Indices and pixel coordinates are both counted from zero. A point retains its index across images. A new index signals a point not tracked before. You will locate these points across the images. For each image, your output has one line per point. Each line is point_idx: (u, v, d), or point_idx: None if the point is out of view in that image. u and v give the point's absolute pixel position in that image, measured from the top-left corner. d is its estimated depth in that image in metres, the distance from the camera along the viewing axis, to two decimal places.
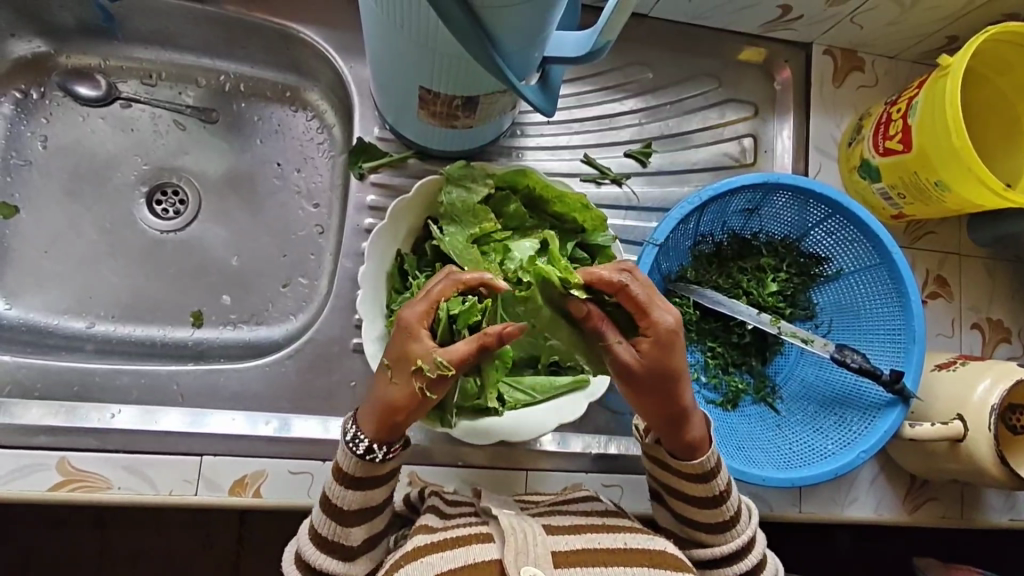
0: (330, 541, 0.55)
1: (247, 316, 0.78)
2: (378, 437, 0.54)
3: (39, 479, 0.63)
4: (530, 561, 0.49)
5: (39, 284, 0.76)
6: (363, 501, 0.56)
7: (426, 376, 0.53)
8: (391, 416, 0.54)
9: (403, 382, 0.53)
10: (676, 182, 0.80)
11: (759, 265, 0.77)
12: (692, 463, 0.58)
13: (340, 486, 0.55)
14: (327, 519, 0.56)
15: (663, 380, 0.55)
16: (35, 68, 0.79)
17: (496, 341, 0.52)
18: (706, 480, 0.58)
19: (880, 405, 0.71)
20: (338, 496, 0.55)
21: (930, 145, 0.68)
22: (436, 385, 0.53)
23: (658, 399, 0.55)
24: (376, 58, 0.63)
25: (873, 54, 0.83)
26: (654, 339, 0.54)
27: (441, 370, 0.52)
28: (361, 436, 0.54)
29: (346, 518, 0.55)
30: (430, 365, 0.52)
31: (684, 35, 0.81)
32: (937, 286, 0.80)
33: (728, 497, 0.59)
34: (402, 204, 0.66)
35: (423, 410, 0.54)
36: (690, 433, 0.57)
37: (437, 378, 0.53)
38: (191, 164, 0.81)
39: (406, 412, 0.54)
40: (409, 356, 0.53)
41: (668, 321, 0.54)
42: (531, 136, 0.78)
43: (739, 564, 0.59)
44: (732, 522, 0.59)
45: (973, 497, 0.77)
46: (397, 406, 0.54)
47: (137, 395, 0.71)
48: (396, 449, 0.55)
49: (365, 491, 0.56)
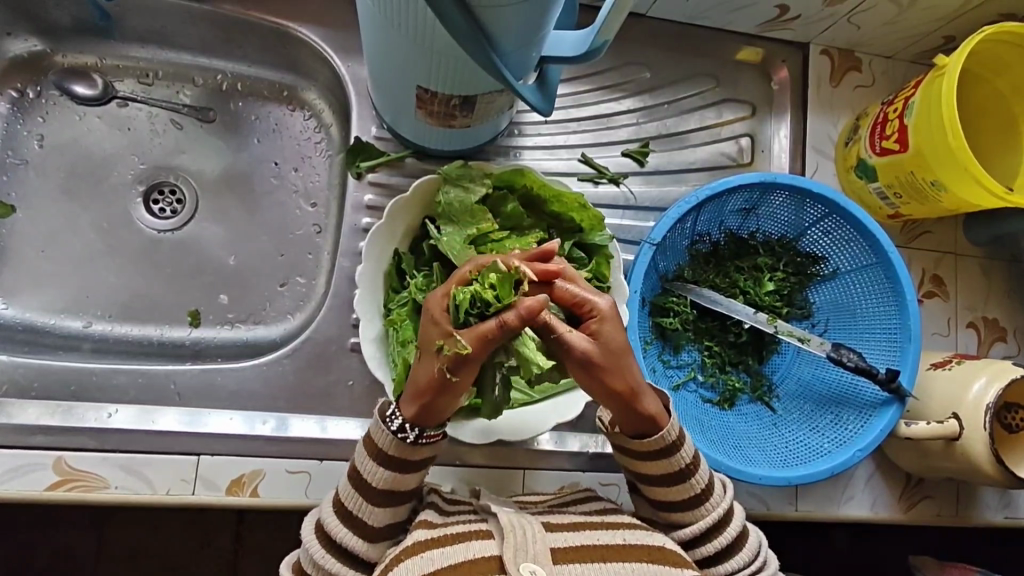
0: (355, 516, 0.56)
1: (245, 316, 0.78)
2: (411, 417, 0.54)
3: (35, 479, 0.63)
4: (530, 558, 0.49)
5: (35, 284, 0.75)
6: (394, 483, 0.56)
7: (446, 356, 0.51)
8: (421, 397, 0.53)
9: (429, 365, 0.52)
10: (673, 182, 0.80)
11: (755, 265, 0.77)
12: (655, 438, 0.57)
13: (372, 463, 0.56)
14: (354, 493, 0.56)
15: (618, 360, 0.53)
16: (31, 68, 0.79)
17: (518, 319, 0.50)
18: (670, 454, 0.58)
19: (876, 403, 0.71)
20: (369, 471, 0.56)
21: (927, 146, 0.68)
22: (458, 367, 0.51)
23: (618, 379, 0.53)
24: (373, 57, 0.63)
25: (870, 55, 0.83)
26: (601, 317, 0.53)
27: (457, 350, 0.50)
28: (396, 413, 0.55)
29: (373, 497, 0.56)
30: (450, 345, 0.50)
31: (682, 36, 0.81)
32: (933, 286, 0.81)
33: (696, 470, 0.59)
34: (399, 204, 0.66)
35: (453, 392, 0.52)
36: (648, 410, 0.56)
37: (455, 358, 0.50)
38: (189, 163, 0.81)
39: (433, 394, 0.52)
40: (432, 336, 0.52)
41: (605, 300, 0.54)
42: (528, 136, 0.78)
43: (718, 540, 0.59)
44: (703, 495, 0.59)
45: (969, 496, 0.78)
46: (423, 389, 0.52)
47: (135, 395, 0.71)
48: (431, 435, 0.55)
49: (397, 473, 0.56)
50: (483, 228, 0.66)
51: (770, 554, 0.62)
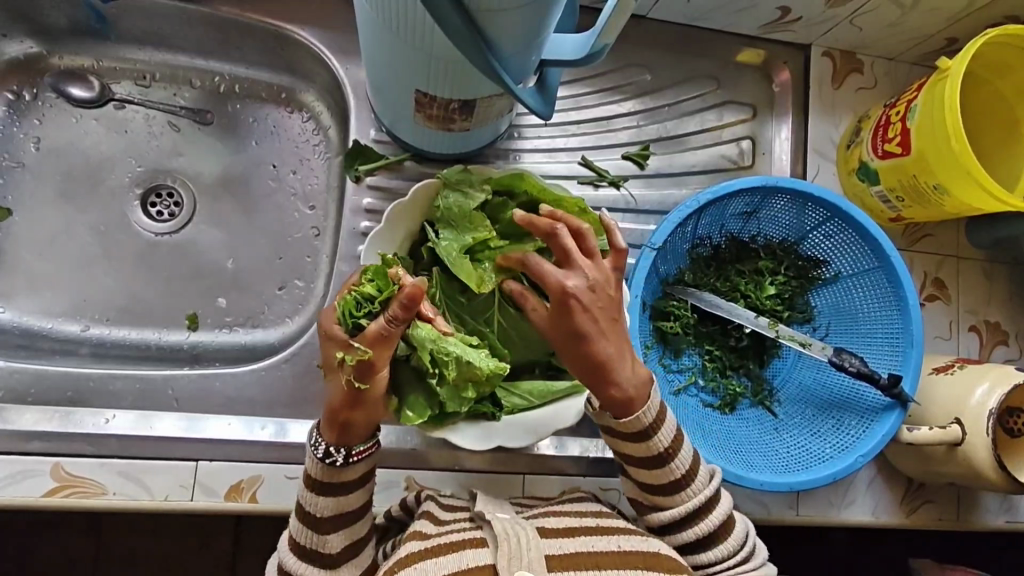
0: (310, 551, 0.55)
1: (243, 319, 0.77)
2: (334, 440, 0.54)
3: (32, 486, 0.63)
4: (524, 566, 0.49)
5: (32, 288, 0.75)
6: (338, 508, 0.55)
7: (349, 367, 0.51)
8: (338, 415, 0.53)
9: (337, 381, 0.52)
10: (674, 185, 0.80)
11: (757, 269, 0.76)
12: (630, 418, 0.57)
13: (311, 494, 0.55)
14: (303, 529, 0.55)
15: (568, 337, 0.56)
16: (27, 70, 0.78)
17: (402, 310, 0.49)
18: (647, 436, 0.58)
19: (878, 409, 0.70)
20: (310, 503, 0.55)
21: (929, 149, 0.68)
22: (363, 373, 0.51)
23: (576, 353, 0.56)
24: (372, 60, 0.63)
25: (872, 56, 0.83)
26: (555, 296, 0.56)
27: (359, 356, 0.50)
28: (318, 440, 0.54)
29: (322, 526, 0.54)
30: (351, 355, 0.51)
31: (683, 38, 0.81)
32: (935, 289, 0.80)
33: (676, 454, 0.58)
34: (398, 209, 0.65)
35: (368, 401, 0.53)
36: (618, 393, 0.56)
37: (361, 365, 0.51)
38: (186, 165, 0.80)
39: (351, 408, 0.53)
40: (332, 352, 0.52)
41: (560, 280, 0.56)
42: (528, 139, 0.77)
43: (698, 526, 0.58)
44: (683, 480, 0.59)
45: (970, 501, 0.77)
46: (339, 406, 0.53)
47: (132, 400, 0.70)
48: (361, 451, 0.55)
49: (338, 498, 0.55)
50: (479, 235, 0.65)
51: (760, 546, 0.62)
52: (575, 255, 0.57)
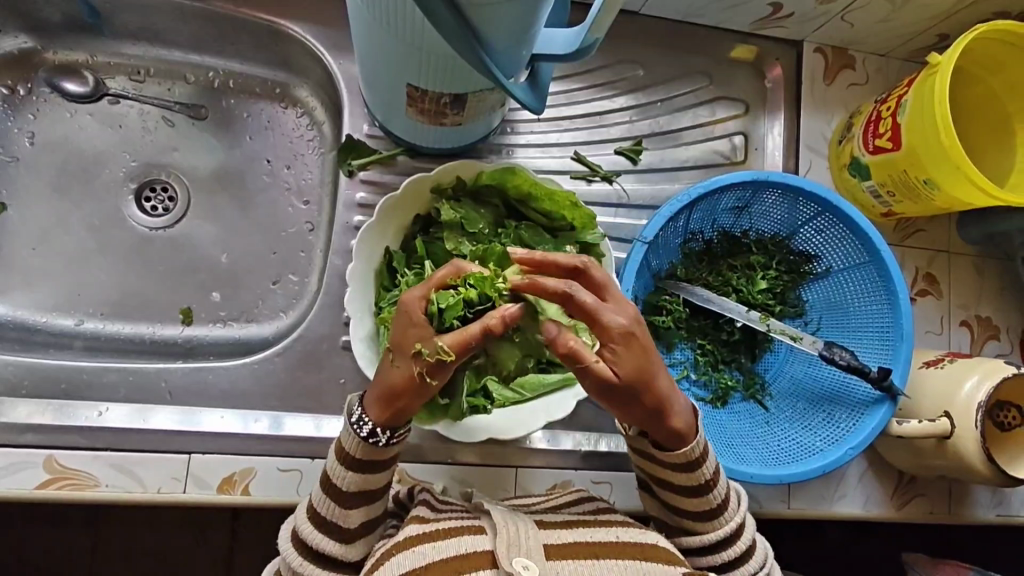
0: (328, 521, 0.55)
1: (238, 314, 0.78)
2: (381, 421, 0.54)
3: (25, 478, 0.63)
4: (523, 553, 0.49)
5: (26, 282, 0.75)
6: (363, 484, 0.55)
7: (426, 361, 0.51)
8: (395, 398, 0.53)
9: (404, 366, 0.52)
10: (667, 180, 0.80)
11: (749, 263, 0.77)
12: (679, 451, 0.57)
13: (342, 467, 0.55)
14: (325, 499, 0.55)
15: (634, 384, 0.52)
16: (21, 64, 0.78)
17: (502, 325, 0.51)
18: (693, 469, 0.58)
19: (868, 402, 0.71)
20: (339, 476, 0.55)
21: (919, 143, 0.68)
22: (438, 370, 0.51)
23: (640, 402, 0.54)
24: (364, 55, 0.63)
25: (864, 52, 0.83)
26: (614, 343, 0.51)
27: (440, 356, 0.50)
28: (364, 418, 0.54)
29: (346, 500, 0.55)
30: (428, 350, 0.51)
31: (675, 34, 0.81)
32: (926, 284, 0.81)
33: (715, 485, 0.59)
34: (391, 202, 0.66)
35: (428, 393, 0.53)
36: (675, 424, 0.56)
37: (437, 363, 0.51)
38: (181, 160, 0.80)
39: (408, 396, 0.53)
40: (408, 340, 0.52)
41: (618, 322, 0.51)
42: (521, 134, 0.78)
43: (726, 552, 0.59)
44: (718, 509, 0.59)
45: (961, 494, 0.78)
46: (399, 391, 0.53)
47: (126, 393, 0.71)
48: (401, 434, 0.55)
49: (366, 475, 0.55)
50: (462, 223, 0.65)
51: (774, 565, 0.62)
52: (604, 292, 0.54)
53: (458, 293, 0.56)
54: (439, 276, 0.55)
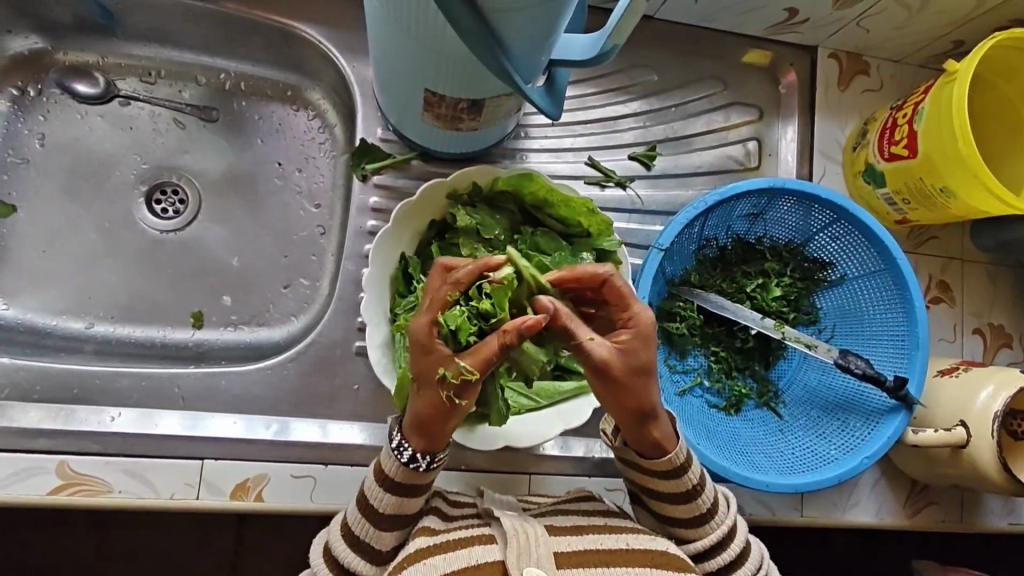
0: (362, 542, 0.55)
1: (248, 318, 0.77)
2: (421, 446, 0.54)
3: (36, 484, 0.62)
4: (533, 562, 0.49)
5: (37, 284, 0.75)
6: (400, 508, 0.55)
7: (450, 384, 0.50)
8: (429, 423, 0.53)
9: (431, 392, 0.51)
10: (681, 186, 0.80)
11: (762, 270, 0.76)
12: (663, 460, 0.57)
13: (379, 488, 0.55)
14: (360, 518, 0.56)
15: (635, 377, 0.52)
16: (31, 65, 0.78)
17: (520, 335, 0.49)
18: (678, 475, 0.57)
19: (883, 411, 0.71)
20: (376, 497, 0.55)
21: (935, 150, 0.68)
22: (464, 391, 0.50)
23: (633, 397, 0.53)
24: (380, 58, 0.62)
25: (878, 58, 0.83)
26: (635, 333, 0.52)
27: (465, 376, 0.49)
28: (405, 445, 0.54)
29: (381, 521, 0.55)
30: (453, 372, 0.50)
31: (690, 38, 0.81)
32: (939, 291, 0.80)
33: (703, 491, 0.58)
34: (407, 208, 0.65)
35: (460, 414, 0.52)
36: (657, 434, 0.56)
37: (463, 384, 0.50)
38: (192, 163, 0.80)
39: (442, 418, 0.52)
40: (431, 365, 0.51)
41: (646, 318, 0.53)
42: (534, 139, 0.77)
43: (722, 555, 0.58)
44: (709, 513, 0.59)
45: (973, 503, 0.78)
46: (431, 416, 0.52)
47: (137, 398, 0.70)
48: (441, 458, 0.55)
49: (403, 498, 0.55)
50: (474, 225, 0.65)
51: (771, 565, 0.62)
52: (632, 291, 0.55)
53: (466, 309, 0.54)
54: (439, 296, 0.52)
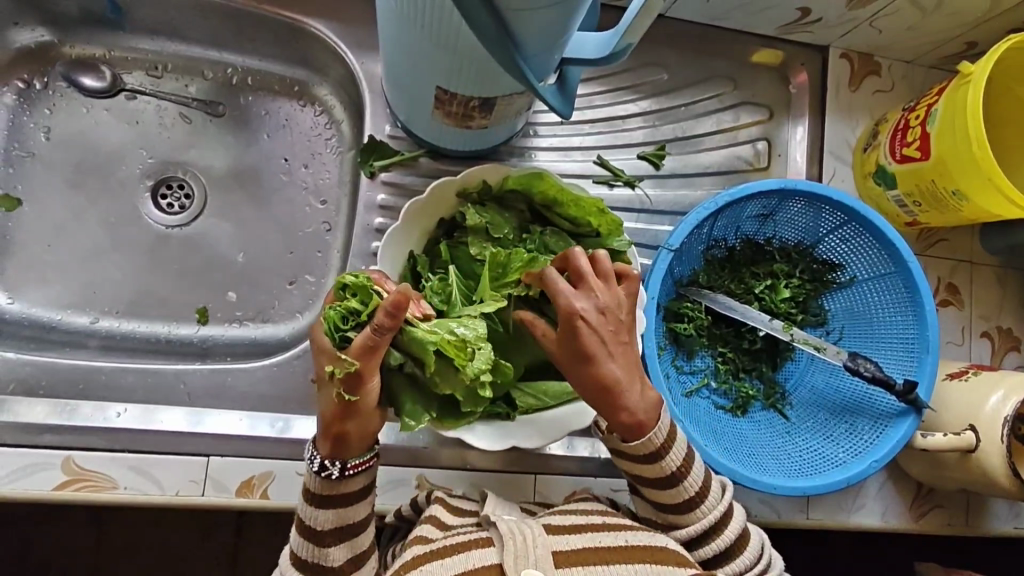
0: (313, 564, 0.54)
1: (253, 314, 0.77)
2: (328, 453, 0.53)
3: (42, 479, 0.62)
4: (531, 565, 0.49)
5: (41, 279, 0.74)
6: (338, 521, 0.54)
7: (337, 380, 0.51)
8: (331, 427, 0.53)
9: (328, 392, 0.52)
10: (688, 186, 0.79)
11: (772, 271, 0.76)
12: (642, 442, 0.56)
13: (310, 507, 0.54)
14: (303, 541, 0.54)
15: (568, 358, 0.54)
16: (38, 58, 0.77)
17: (388, 318, 0.48)
18: (660, 458, 0.57)
19: (893, 415, 0.70)
20: (311, 517, 0.54)
21: (948, 153, 0.67)
22: (352, 385, 0.51)
23: (574, 373, 0.55)
24: (391, 54, 0.62)
25: (890, 59, 0.82)
26: (565, 317, 0.53)
27: (348, 367, 0.50)
28: (313, 454, 0.54)
29: (323, 539, 0.54)
30: (338, 367, 0.51)
31: (701, 38, 0.80)
32: (948, 294, 0.80)
33: (687, 473, 0.58)
34: (417, 206, 0.65)
35: (360, 412, 0.53)
36: (625, 417, 0.56)
37: (348, 376, 0.51)
38: (198, 158, 0.79)
39: (343, 420, 0.52)
40: (323, 366, 0.52)
41: (565, 303, 0.53)
42: (543, 137, 0.77)
43: (717, 541, 0.57)
44: (698, 498, 0.58)
45: (979, 507, 0.78)
46: (330, 419, 0.52)
47: (143, 394, 0.70)
48: (357, 464, 0.54)
49: (340, 509, 0.54)
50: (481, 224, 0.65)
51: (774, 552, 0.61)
52: (588, 277, 0.55)
53: (341, 307, 0.54)
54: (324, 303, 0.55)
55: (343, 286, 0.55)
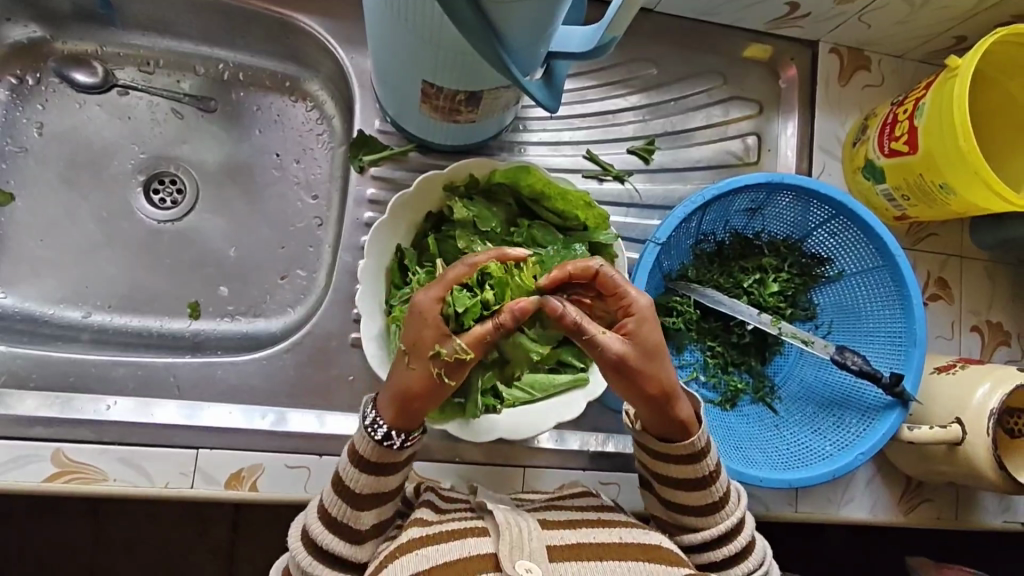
0: (340, 523, 0.54)
1: (245, 308, 0.77)
2: (395, 424, 0.54)
3: (32, 471, 0.62)
4: (526, 555, 0.49)
5: (34, 273, 0.75)
6: (376, 487, 0.55)
7: (444, 361, 0.52)
8: (411, 401, 0.53)
9: (420, 367, 0.53)
10: (678, 180, 0.79)
11: (760, 265, 0.76)
12: (685, 443, 0.57)
13: (354, 468, 0.54)
14: (337, 500, 0.55)
15: (649, 360, 0.53)
16: (30, 54, 0.78)
17: (513, 319, 0.53)
18: (696, 461, 0.57)
19: (878, 408, 0.70)
20: (352, 478, 0.54)
21: (935, 147, 0.68)
22: (455, 370, 0.53)
23: (654, 378, 0.53)
24: (378, 48, 0.62)
25: (880, 53, 0.82)
26: (638, 317, 0.54)
27: (460, 355, 0.52)
28: (379, 422, 0.54)
29: (358, 501, 0.54)
30: (448, 351, 0.52)
31: (690, 33, 0.80)
32: (938, 288, 0.80)
33: (716, 479, 0.58)
34: (403, 200, 0.65)
35: (440, 396, 0.54)
36: (681, 413, 0.56)
37: (455, 362, 0.52)
38: (190, 153, 0.80)
39: (423, 398, 0.53)
40: (425, 340, 0.53)
41: (642, 301, 0.54)
42: (532, 131, 0.77)
43: (727, 547, 0.58)
44: (720, 502, 0.59)
45: (969, 500, 0.78)
46: (415, 393, 0.53)
47: (133, 387, 0.70)
48: (415, 438, 0.55)
49: (379, 477, 0.55)
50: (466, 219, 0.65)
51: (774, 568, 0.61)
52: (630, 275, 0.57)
53: (474, 296, 0.57)
54: (452, 276, 0.55)
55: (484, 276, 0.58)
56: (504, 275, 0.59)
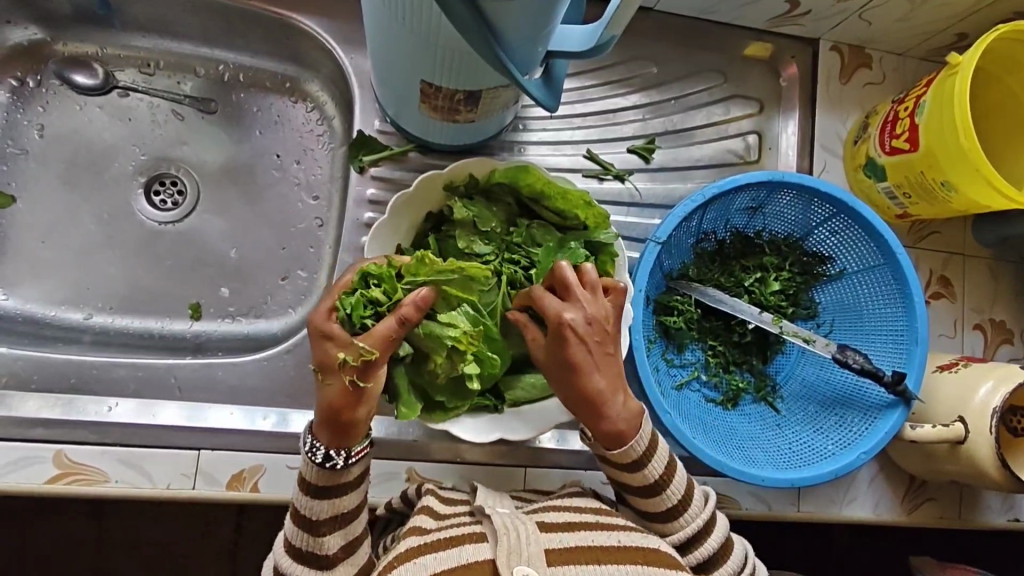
0: (305, 553, 0.54)
1: (246, 309, 0.77)
2: (333, 442, 0.53)
3: (34, 473, 0.63)
4: (523, 561, 0.49)
5: (35, 275, 0.75)
6: (333, 510, 0.54)
7: (351, 366, 0.51)
8: (340, 417, 0.52)
9: (335, 381, 0.51)
10: (680, 179, 0.79)
11: (761, 264, 0.76)
12: (622, 451, 0.56)
13: (305, 497, 0.54)
14: (298, 531, 0.55)
15: (557, 371, 0.54)
16: (31, 56, 0.78)
17: (416, 310, 0.52)
18: (641, 466, 0.57)
19: (881, 407, 0.70)
20: (305, 507, 0.54)
21: (936, 144, 0.67)
22: (366, 373, 0.51)
23: (561, 386, 0.55)
24: (377, 48, 0.62)
25: (881, 51, 0.82)
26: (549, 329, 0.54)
27: (365, 356, 0.51)
28: (317, 445, 0.53)
29: (318, 528, 0.54)
30: (352, 355, 0.51)
31: (690, 31, 0.80)
32: (940, 286, 0.80)
33: (669, 482, 0.58)
34: (404, 199, 0.65)
35: (368, 402, 0.52)
36: (609, 425, 0.55)
37: (364, 365, 0.51)
38: (190, 154, 0.80)
39: (350, 409, 0.52)
40: (332, 353, 0.52)
41: (553, 315, 0.54)
42: (533, 131, 0.77)
43: (698, 551, 0.58)
44: (679, 507, 0.58)
45: (972, 499, 0.77)
46: (339, 407, 0.52)
47: (134, 388, 0.70)
48: (358, 452, 0.54)
49: (334, 500, 0.54)
50: (466, 218, 0.65)
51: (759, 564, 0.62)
52: (574, 289, 0.55)
53: (361, 293, 0.56)
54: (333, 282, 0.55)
55: (367, 275, 0.57)
56: (386, 270, 0.58)
